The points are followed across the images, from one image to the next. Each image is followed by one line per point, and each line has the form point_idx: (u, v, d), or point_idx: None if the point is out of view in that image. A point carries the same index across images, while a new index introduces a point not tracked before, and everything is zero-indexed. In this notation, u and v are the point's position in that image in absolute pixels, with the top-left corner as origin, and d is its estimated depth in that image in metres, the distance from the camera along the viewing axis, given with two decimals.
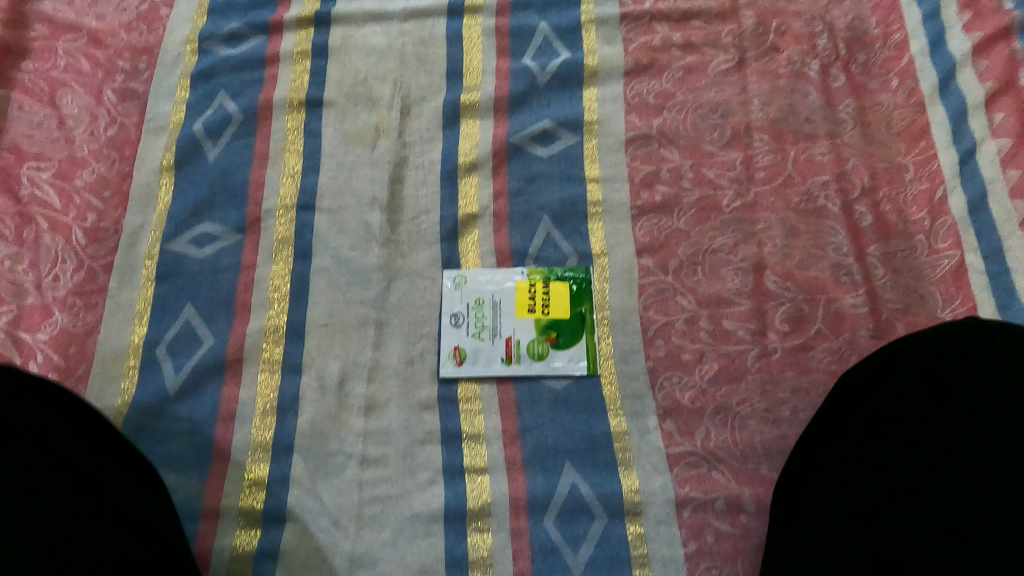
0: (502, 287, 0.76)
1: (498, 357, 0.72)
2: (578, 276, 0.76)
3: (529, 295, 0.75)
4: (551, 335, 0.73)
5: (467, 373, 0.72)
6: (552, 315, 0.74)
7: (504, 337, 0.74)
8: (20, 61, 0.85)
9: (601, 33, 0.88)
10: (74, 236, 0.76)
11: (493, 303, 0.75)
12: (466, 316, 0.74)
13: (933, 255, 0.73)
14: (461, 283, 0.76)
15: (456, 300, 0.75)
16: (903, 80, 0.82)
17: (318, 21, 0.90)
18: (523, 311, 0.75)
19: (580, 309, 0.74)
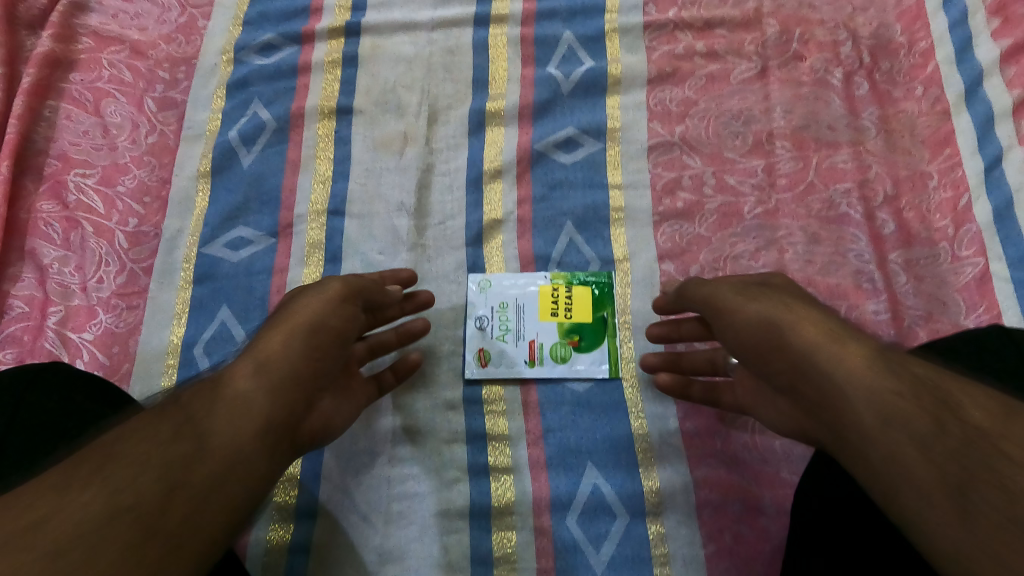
0: (525, 291, 0.77)
1: (522, 359, 0.74)
2: (600, 281, 0.77)
3: (552, 299, 0.77)
4: (574, 339, 0.75)
5: (491, 374, 0.74)
6: (574, 319, 0.76)
7: (528, 340, 0.75)
8: (68, 72, 0.91)
9: (625, 42, 0.89)
10: (117, 239, 0.81)
11: (517, 306, 0.77)
12: (490, 319, 0.76)
13: (956, 263, 0.73)
14: (486, 287, 0.78)
15: (480, 303, 0.77)
16: (928, 88, 0.82)
17: (348, 31, 0.93)
18: (546, 315, 0.76)
19: (602, 313, 0.76)
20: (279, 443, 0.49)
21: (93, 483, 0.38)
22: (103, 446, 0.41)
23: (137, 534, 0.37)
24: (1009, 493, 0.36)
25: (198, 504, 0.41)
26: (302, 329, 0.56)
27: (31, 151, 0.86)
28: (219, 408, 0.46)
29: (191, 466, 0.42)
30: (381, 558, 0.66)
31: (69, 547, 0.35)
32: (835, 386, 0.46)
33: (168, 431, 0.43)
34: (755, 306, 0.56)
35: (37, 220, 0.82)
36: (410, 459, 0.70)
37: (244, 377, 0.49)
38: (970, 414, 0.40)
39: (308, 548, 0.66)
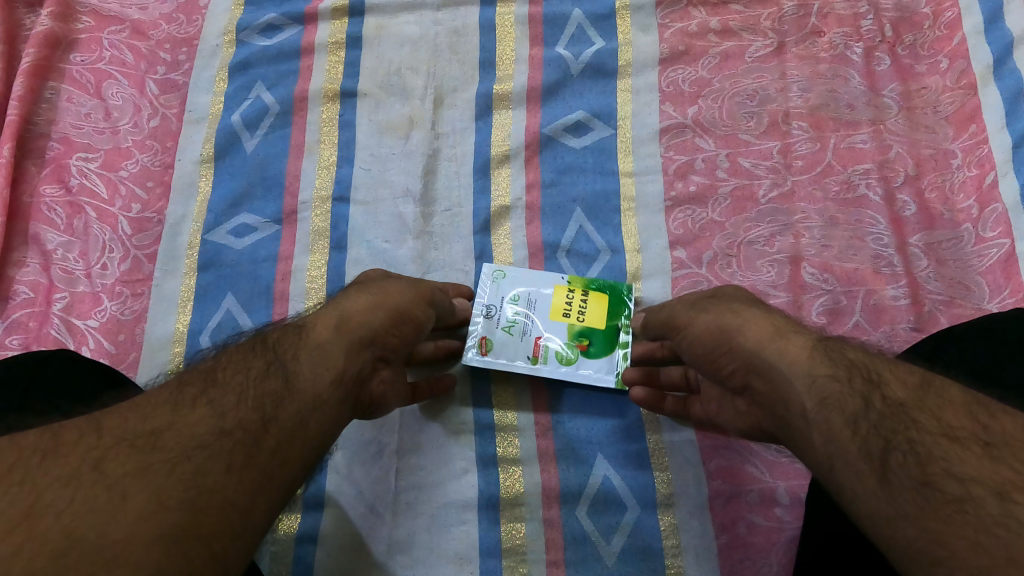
0: (540, 288, 0.74)
1: (524, 355, 0.71)
2: (619, 288, 0.74)
3: (566, 300, 0.74)
4: (582, 343, 0.72)
5: (486, 366, 0.71)
6: (586, 323, 0.72)
7: (533, 338, 0.72)
8: (68, 53, 0.90)
9: (636, 19, 0.86)
10: (120, 225, 0.81)
11: (528, 302, 0.74)
12: (498, 310, 0.73)
13: (980, 245, 0.71)
14: (499, 277, 0.75)
15: (491, 292, 0.74)
16: (953, 62, 0.79)
17: (352, 11, 0.91)
18: (557, 316, 0.73)
19: (618, 322, 0.72)
20: (349, 397, 0.55)
21: (200, 406, 0.47)
22: (205, 373, 0.50)
23: (237, 456, 0.45)
24: (919, 457, 0.42)
25: (282, 440, 0.48)
26: (389, 306, 0.60)
27: (32, 133, 0.85)
28: (303, 353, 0.54)
29: (280, 402, 0.50)
30: (390, 549, 0.66)
31: (182, 460, 0.43)
32: (777, 371, 0.52)
33: (260, 366, 0.52)
34: (708, 310, 0.59)
35: (39, 204, 0.81)
36: (418, 450, 0.70)
37: (326, 329, 0.56)
38: (892, 391, 0.46)
39: (316, 538, 0.66)
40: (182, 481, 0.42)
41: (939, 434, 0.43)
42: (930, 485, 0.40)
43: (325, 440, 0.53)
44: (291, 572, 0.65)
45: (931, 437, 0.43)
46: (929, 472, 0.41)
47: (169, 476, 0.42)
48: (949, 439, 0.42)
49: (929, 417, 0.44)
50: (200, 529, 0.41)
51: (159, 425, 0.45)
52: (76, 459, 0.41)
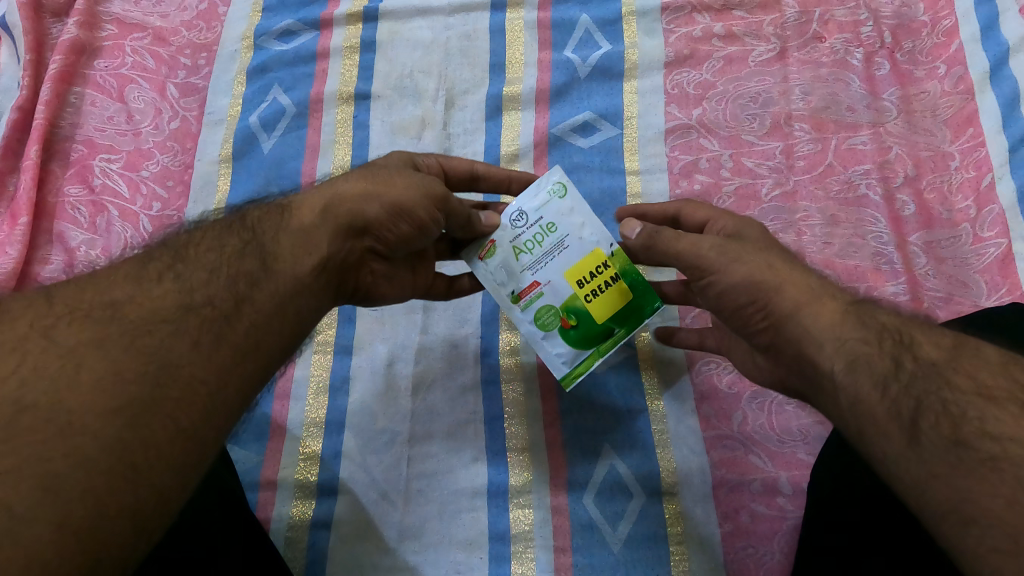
0: (578, 241, 0.63)
1: (512, 287, 0.63)
2: (645, 299, 0.64)
3: (592, 272, 0.63)
4: (569, 320, 0.63)
5: (473, 268, 0.64)
6: (589, 305, 0.63)
7: (533, 279, 0.63)
8: (92, 59, 0.93)
9: (642, 24, 0.89)
10: (142, 223, 0.83)
11: (559, 243, 0.63)
12: (529, 225, 0.62)
13: (978, 244, 0.73)
14: (558, 194, 0.63)
15: (538, 201, 0.63)
16: (951, 67, 0.81)
17: (366, 17, 0.94)
18: (572, 279, 0.63)
19: (617, 325, 0.64)
20: (328, 281, 0.57)
21: (166, 282, 0.49)
22: (174, 250, 0.52)
23: (205, 334, 0.47)
24: (952, 417, 0.43)
25: (257, 320, 0.50)
26: (387, 202, 0.58)
27: (57, 136, 0.88)
28: (282, 235, 0.55)
29: (256, 283, 0.51)
30: (401, 534, 0.67)
31: (144, 333, 0.45)
32: (807, 337, 0.51)
33: (235, 245, 0.53)
34: (741, 263, 0.55)
35: (64, 203, 0.84)
36: (429, 438, 0.71)
37: (311, 212, 0.57)
38: (924, 352, 0.47)
39: (330, 524, 0.68)
40: (143, 352, 0.44)
41: (974, 394, 0.43)
42: (961, 444, 0.42)
43: (307, 323, 0.54)
44: (305, 556, 0.67)
45: (966, 397, 0.43)
46: (963, 431, 0.42)
47: (128, 346, 0.44)
48: (984, 398, 0.43)
49: (963, 376, 0.45)
50: (162, 400, 0.43)
51: (119, 298, 0.47)
52: (21, 328, 0.43)
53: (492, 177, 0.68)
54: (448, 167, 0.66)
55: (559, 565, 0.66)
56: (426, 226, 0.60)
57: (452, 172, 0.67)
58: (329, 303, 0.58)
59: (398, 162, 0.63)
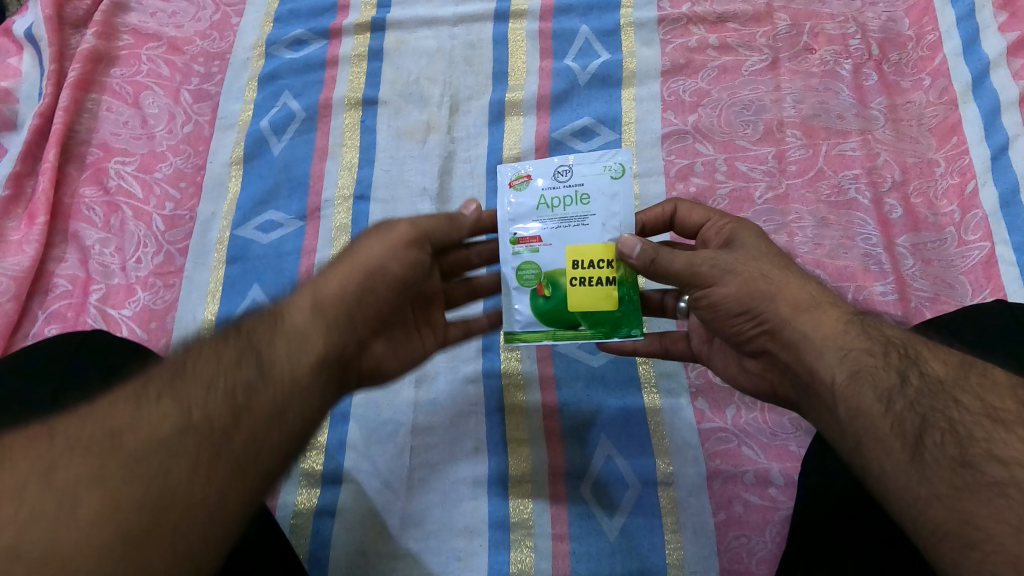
0: (598, 225, 0.60)
1: (518, 228, 0.61)
2: (626, 314, 0.61)
3: (592, 261, 0.60)
4: (546, 290, 0.61)
5: (498, 190, 0.63)
6: (573, 289, 0.60)
7: (539, 233, 0.61)
8: (109, 67, 0.96)
9: (640, 35, 0.92)
10: (154, 222, 0.86)
11: (582, 218, 0.60)
12: (567, 184, 0.61)
13: (962, 246, 0.75)
14: (613, 173, 0.61)
15: (592, 169, 0.61)
16: (936, 79, 0.85)
17: (374, 27, 0.97)
18: (570, 257, 0.60)
19: (585, 321, 0.61)
20: (332, 374, 0.52)
21: (165, 403, 0.44)
22: (173, 366, 0.47)
23: (203, 452, 0.42)
24: (959, 437, 0.43)
25: (257, 430, 0.45)
26: (362, 271, 0.56)
27: (74, 140, 0.90)
28: (278, 337, 0.51)
29: (253, 391, 0.47)
30: (404, 522, 0.69)
31: (142, 459, 0.41)
32: (807, 343, 0.51)
33: (233, 355, 0.48)
34: (736, 273, 0.55)
35: (79, 204, 0.86)
36: (431, 429, 0.74)
37: (301, 311, 0.53)
38: (931, 368, 0.47)
39: (334, 512, 0.70)
40: (141, 481, 0.40)
41: (981, 415, 0.44)
42: (969, 466, 0.41)
43: (310, 425, 0.49)
44: (310, 543, 0.69)
45: (972, 418, 0.43)
46: (969, 452, 0.42)
47: (125, 478, 0.40)
48: (993, 422, 0.43)
49: (971, 397, 0.45)
50: (161, 532, 0.39)
51: (117, 425, 0.42)
52: (19, 471, 0.39)
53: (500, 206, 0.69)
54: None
55: (557, 552, 0.67)
56: (408, 277, 0.58)
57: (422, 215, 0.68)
58: (334, 398, 0.53)
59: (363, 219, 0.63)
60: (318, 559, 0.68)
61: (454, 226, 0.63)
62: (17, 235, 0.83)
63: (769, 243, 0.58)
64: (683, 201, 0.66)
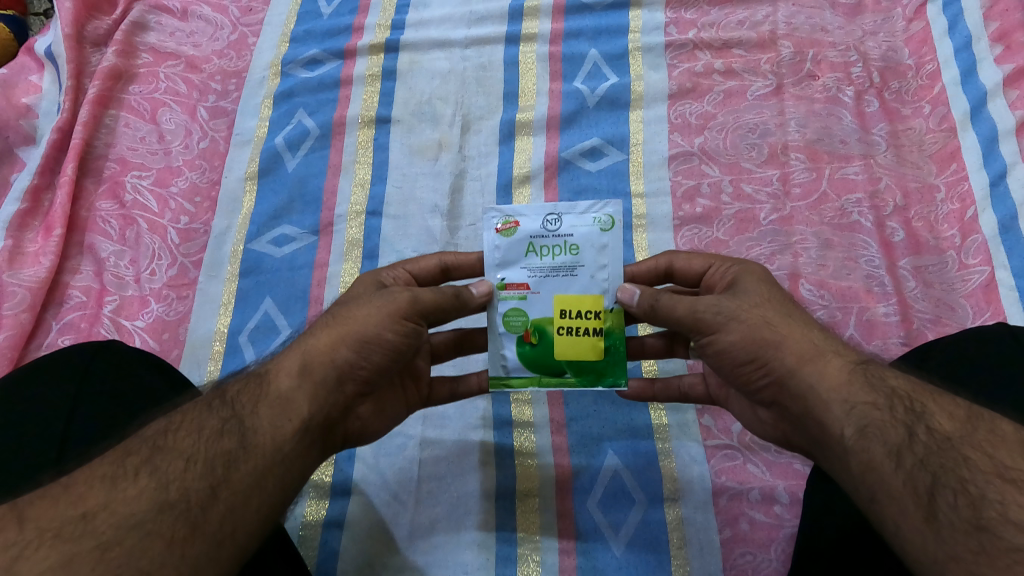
0: (587, 276, 0.60)
1: (507, 276, 0.61)
2: (610, 366, 0.61)
3: (579, 312, 0.60)
4: (532, 337, 0.61)
5: (484, 234, 0.62)
6: (560, 338, 0.60)
7: (527, 281, 0.61)
8: (128, 85, 0.98)
9: (647, 60, 0.95)
10: (169, 236, 0.87)
11: (570, 268, 0.60)
12: (555, 233, 0.61)
13: (963, 270, 0.77)
14: (602, 224, 0.61)
15: (581, 219, 0.61)
16: (935, 107, 0.87)
17: (387, 48, 1.00)
18: (558, 307, 0.60)
19: (570, 369, 0.61)
20: (312, 440, 0.54)
21: (143, 478, 0.44)
22: (150, 440, 0.47)
23: (180, 529, 0.43)
24: (972, 497, 0.41)
25: (236, 501, 0.46)
26: (354, 338, 0.56)
27: (92, 155, 0.92)
28: (262, 405, 0.52)
29: (233, 462, 0.48)
30: (412, 534, 0.70)
31: (115, 544, 0.40)
32: (813, 395, 0.52)
33: (215, 426, 0.49)
34: (741, 319, 0.55)
35: (95, 217, 0.88)
36: (440, 441, 0.75)
37: (289, 376, 0.54)
38: (938, 424, 0.46)
39: (342, 523, 0.71)
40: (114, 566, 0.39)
41: (993, 474, 0.42)
42: (984, 530, 0.40)
43: (289, 491, 0.51)
44: (317, 555, 0.69)
45: (983, 477, 0.42)
46: (983, 515, 0.41)
47: (98, 564, 0.39)
48: (1004, 481, 0.42)
49: (980, 454, 0.44)
50: None
51: (91, 507, 0.42)
52: None
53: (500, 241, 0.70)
54: (417, 272, 0.65)
55: (564, 567, 0.68)
56: (402, 347, 0.58)
57: (421, 276, 0.65)
58: (314, 461, 0.55)
59: (366, 286, 0.61)
60: (325, 570, 0.68)
61: (457, 304, 0.59)
62: (34, 246, 0.85)
63: (772, 287, 0.59)
64: (678, 254, 0.64)
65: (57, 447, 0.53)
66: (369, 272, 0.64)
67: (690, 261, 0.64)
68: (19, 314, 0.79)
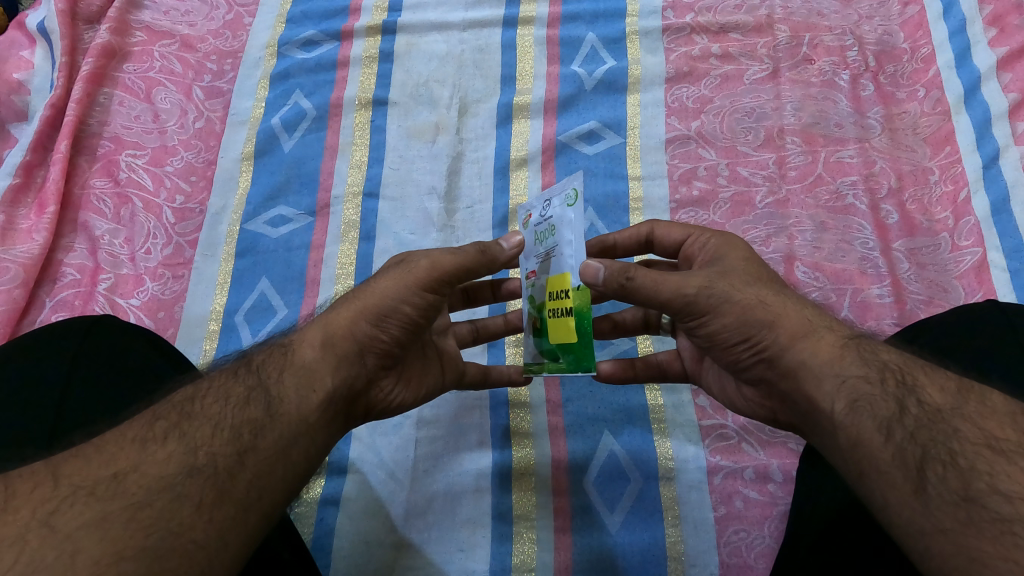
0: (560, 253, 0.61)
1: (524, 265, 0.66)
2: (581, 345, 0.59)
3: (556, 292, 0.61)
4: (536, 321, 0.64)
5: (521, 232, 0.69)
6: (548, 320, 0.62)
7: (532, 269, 0.65)
8: (121, 63, 0.97)
9: (645, 43, 0.95)
10: (165, 215, 0.87)
11: (551, 248, 0.62)
12: (542, 219, 0.64)
13: (956, 251, 0.77)
14: (569, 201, 0.60)
15: (557, 201, 0.62)
16: (930, 91, 0.87)
17: (384, 29, 0.99)
18: (546, 289, 0.63)
19: (559, 353, 0.62)
20: (335, 412, 0.54)
21: (171, 443, 0.44)
22: (179, 406, 0.47)
23: (207, 493, 0.42)
24: (961, 470, 0.41)
25: (260, 471, 0.46)
26: (372, 311, 0.56)
27: (86, 133, 0.91)
28: (287, 374, 0.52)
29: (260, 431, 0.48)
30: (408, 513, 0.70)
31: (145, 504, 0.40)
32: (805, 370, 0.52)
33: (241, 393, 0.50)
34: (733, 302, 0.55)
35: (89, 195, 0.87)
36: (436, 421, 0.75)
37: (312, 347, 0.55)
38: (929, 397, 0.46)
39: (338, 501, 0.71)
40: (141, 527, 0.39)
41: (982, 445, 0.42)
42: (971, 500, 0.40)
43: (312, 463, 0.51)
44: (313, 532, 0.69)
45: (973, 448, 0.42)
46: (972, 486, 0.40)
47: (128, 521, 0.39)
48: (993, 452, 0.41)
49: (970, 425, 0.44)
50: None
51: (122, 468, 0.42)
52: (23, 514, 0.37)
53: None
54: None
55: (559, 544, 0.68)
56: (422, 317, 0.58)
57: None
58: (337, 433, 0.56)
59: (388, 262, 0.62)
60: (321, 547, 0.68)
61: (486, 258, 0.61)
62: (28, 223, 0.84)
63: (755, 264, 0.59)
64: (659, 223, 0.67)
65: (52, 421, 0.53)
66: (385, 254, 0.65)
67: (670, 235, 0.65)
68: (13, 289, 0.78)
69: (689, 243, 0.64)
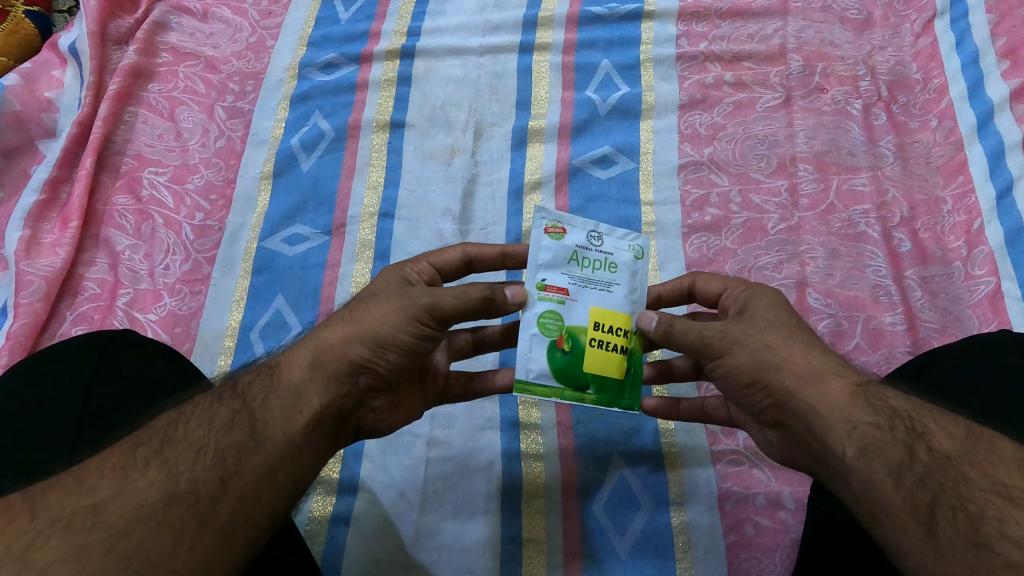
0: (622, 295, 0.61)
1: (550, 279, 0.60)
2: (630, 386, 0.61)
3: (611, 326, 0.60)
4: (563, 341, 0.59)
5: (531, 234, 0.60)
6: (591, 348, 0.59)
7: (566, 287, 0.60)
8: (148, 83, 0.99)
9: (659, 71, 0.97)
10: (184, 231, 0.88)
11: (612, 284, 0.60)
12: (598, 248, 0.61)
13: (969, 280, 0.77)
14: (639, 251, 0.62)
15: (621, 242, 0.61)
16: (942, 121, 0.88)
17: (403, 54, 1.01)
18: (594, 316, 0.60)
19: (594, 385, 0.60)
20: (321, 434, 0.54)
21: (152, 470, 0.45)
22: (161, 431, 0.48)
23: (188, 521, 0.43)
24: (970, 515, 0.42)
25: (244, 494, 0.47)
26: (368, 336, 0.56)
27: (110, 151, 0.93)
28: (272, 397, 0.53)
29: (242, 455, 0.48)
30: (417, 533, 0.70)
31: (124, 535, 0.41)
32: (815, 416, 0.51)
33: (225, 417, 0.50)
34: (744, 344, 0.55)
35: (112, 211, 0.89)
36: (447, 441, 0.75)
37: (299, 367, 0.55)
38: (938, 443, 0.46)
39: (348, 519, 0.71)
40: (120, 560, 0.40)
41: (991, 492, 0.42)
42: (982, 546, 0.40)
43: (300, 484, 0.52)
44: (322, 549, 0.70)
45: (983, 494, 0.42)
46: (982, 532, 0.41)
47: (107, 555, 0.40)
48: (1003, 498, 0.42)
49: (978, 472, 0.44)
50: None
51: (102, 496, 0.43)
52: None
53: (485, 259, 0.66)
54: (441, 264, 0.66)
55: (568, 568, 0.68)
56: (415, 348, 0.57)
57: (444, 268, 0.66)
58: (326, 452, 0.56)
59: (389, 282, 0.61)
60: (331, 565, 0.69)
61: (493, 304, 0.57)
62: (52, 238, 0.86)
63: (782, 308, 0.58)
64: (700, 275, 0.65)
65: (74, 429, 0.54)
66: (388, 266, 0.64)
67: (708, 284, 0.64)
68: (35, 302, 0.79)
69: (724, 289, 0.63)
